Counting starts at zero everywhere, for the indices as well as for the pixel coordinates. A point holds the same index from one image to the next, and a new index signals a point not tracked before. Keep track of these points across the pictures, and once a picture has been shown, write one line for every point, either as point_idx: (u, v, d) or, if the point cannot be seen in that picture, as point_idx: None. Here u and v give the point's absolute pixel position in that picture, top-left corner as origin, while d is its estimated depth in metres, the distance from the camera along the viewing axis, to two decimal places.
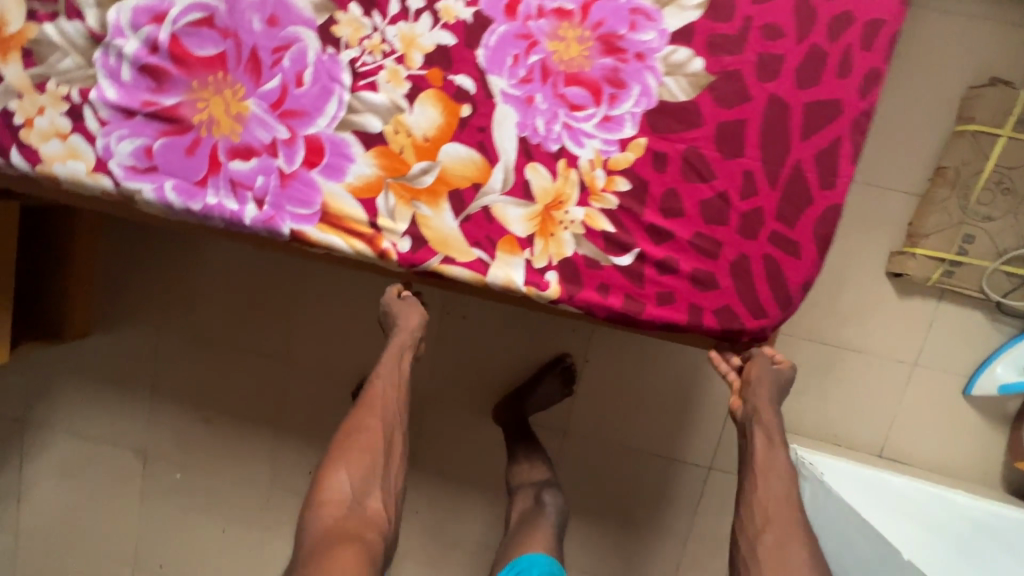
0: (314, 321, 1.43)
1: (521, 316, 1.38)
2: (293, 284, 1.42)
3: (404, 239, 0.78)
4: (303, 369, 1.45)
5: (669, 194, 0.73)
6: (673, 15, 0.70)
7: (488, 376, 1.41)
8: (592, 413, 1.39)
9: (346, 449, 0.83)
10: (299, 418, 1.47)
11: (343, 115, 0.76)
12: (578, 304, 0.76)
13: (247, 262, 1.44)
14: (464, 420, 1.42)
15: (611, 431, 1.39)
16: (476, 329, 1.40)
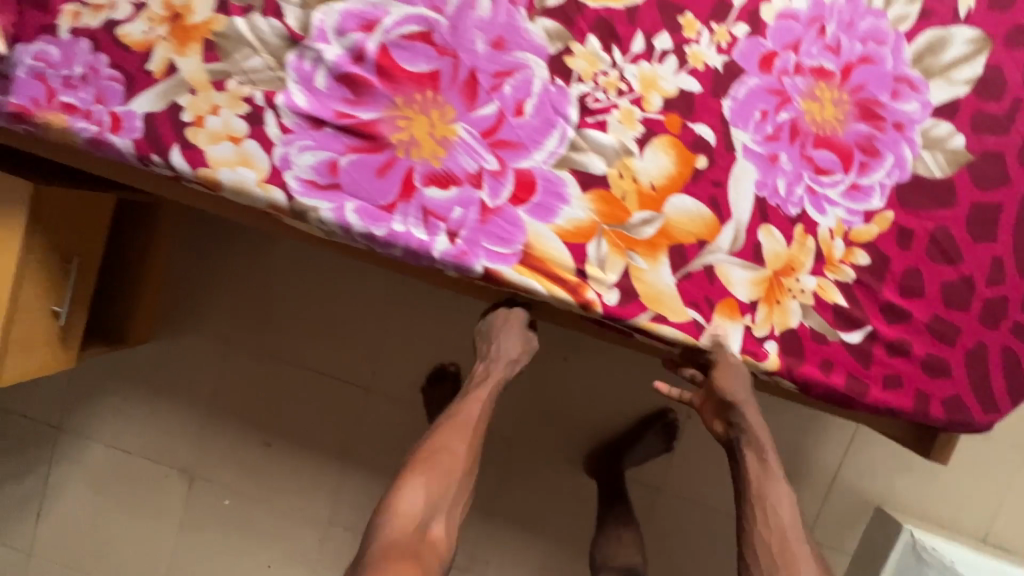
0: (401, 350, 1.34)
1: (624, 364, 1.32)
2: (385, 306, 1.34)
3: (613, 290, 0.71)
4: (384, 400, 1.36)
5: (911, 272, 0.68)
6: (939, 89, 0.66)
7: (582, 422, 1.34)
8: (688, 472, 1.32)
9: (421, 467, 0.78)
10: (374, 451, 1.37)
11: (564, 152, 0.70)
12: (795, 379, 0.70)
13: (337, 279, 1.34)
14: (552, 467, 1.35)
15: (708, 491, 1.32)
16: (575, 372, 1.33)
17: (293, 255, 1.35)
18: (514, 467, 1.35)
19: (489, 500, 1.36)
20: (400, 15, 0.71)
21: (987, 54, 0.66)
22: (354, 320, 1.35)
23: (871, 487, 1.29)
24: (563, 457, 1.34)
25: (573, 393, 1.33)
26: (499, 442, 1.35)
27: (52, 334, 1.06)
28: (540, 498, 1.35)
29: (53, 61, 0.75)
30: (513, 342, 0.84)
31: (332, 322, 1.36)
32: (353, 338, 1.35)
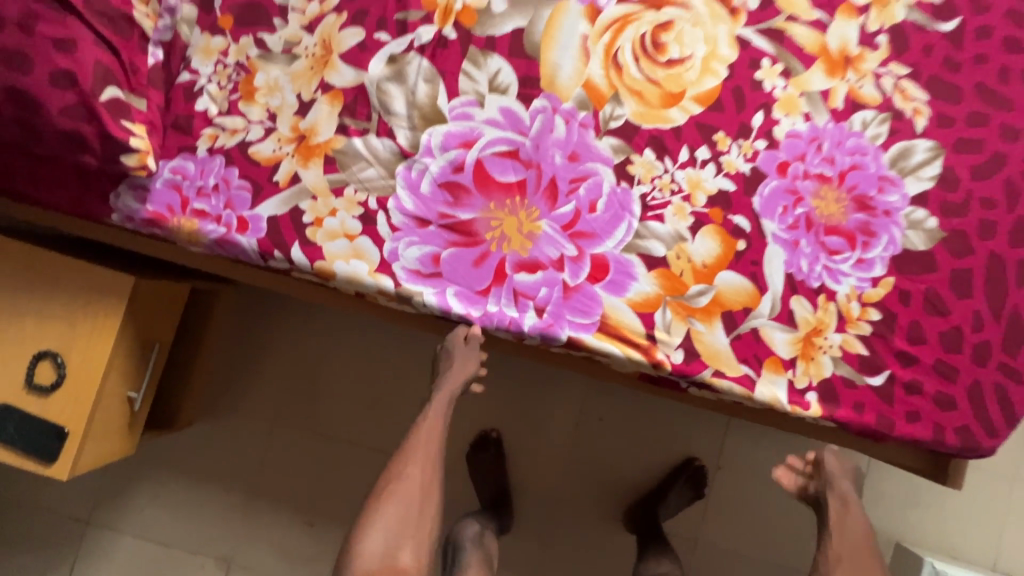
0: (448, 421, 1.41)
1: (655, 420, 1.42)
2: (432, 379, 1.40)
3: (678, 351, 0.85)
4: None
5: (914, 325, 0.85)
6: (912, 184, 0.87)
7: (620, 480, 1.41)
8: (723, 522, 1.40)
9: (378, 509, 0.84)
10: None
11: (630, 239, 0.86)
12: (835, 420, 0.84)
13: (382, 353, 1.42)
14: (594, 527, 1.40)
15: (743, 541, 1.40)
16: (613, 432, 1.41)
17: (339, 331, 1.43)
18: (559, 530, 1.40)
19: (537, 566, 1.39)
20: (492, 137, 0.88)
21: (942, 158, 0.87)
22: (399, 393, 1.41)
23: (888, 524, 1.40)
24: (606, 517, 1.40)
25: (612, 453, 1.41)
26: (543, 506, 1.41)
27: (124, 419, 1.09)
28: (587, 559, 1.39)
29: (190, 174, 0.87)
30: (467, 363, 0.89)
31: (376, 395, 1.42)
32: (398, 411, 1.41)
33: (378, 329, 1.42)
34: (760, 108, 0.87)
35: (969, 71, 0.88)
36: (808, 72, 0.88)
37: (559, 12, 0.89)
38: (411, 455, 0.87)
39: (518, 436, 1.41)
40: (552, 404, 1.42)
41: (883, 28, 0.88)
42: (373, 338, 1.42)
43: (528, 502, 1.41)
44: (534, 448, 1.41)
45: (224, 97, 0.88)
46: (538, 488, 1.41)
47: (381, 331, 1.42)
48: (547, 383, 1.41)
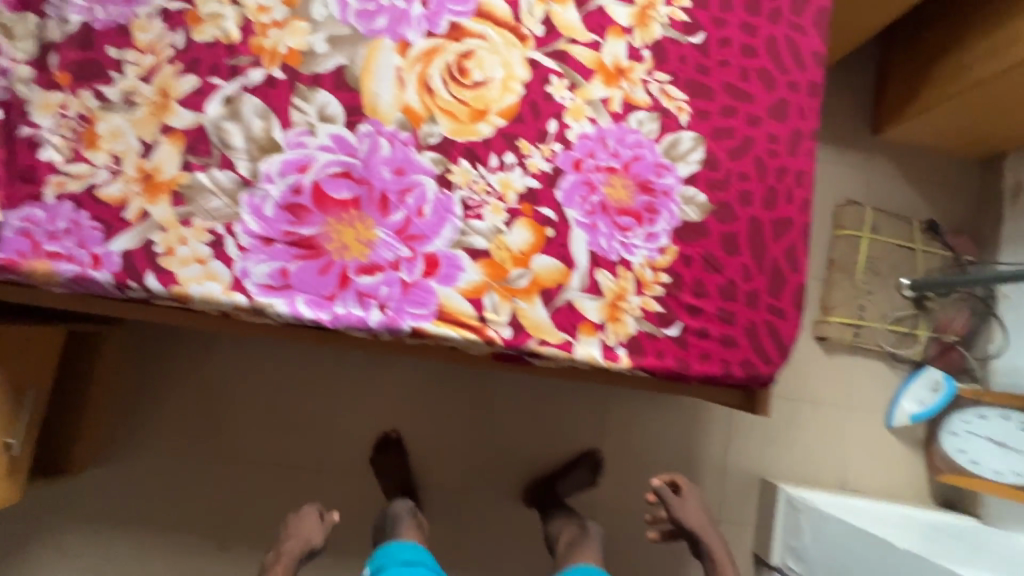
0: (350, 428, 1.49)
1: (542, 400, 1.55)
2: (330, 390, 1.49)
3: (506, 327, 0.99)
4: (340, 478, 1.47)
5: (697, 282, 1.03)
6: (683, 167, 1.05)
7: (517, 460, 1.53)
8: (614, 484, 1.56)
9: None
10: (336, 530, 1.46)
11: (456, 237, 1.00)
12: (643, 368, 1.00)
13: (277, 373, 1.48)
14: (498, 507, 1.52)
15: (634, 498, 1.56)
16: (506, 417, 1.54)
17: (232, 358, 1.48)
18: (468, 514, 1.51)
19: (453, 549, 1.50)
20: (326, 160, 0.99)
21: (704, 144, 1.06)
22: (300, 408, 1.48)
23: (752, 463, 1.60)
24: (510, 496, 1.52)
25: (508, 437, 1.53)
26: (451, 495, 1.51)
27: (3, 466, 1.11)
28: (496, 538, 1.51)
29: (39, 220, 0.93)
30: (312, 529, 1.20)
31: (277, 414, 1.48)
32: (301, 426, 1.48)
33: (272, 350, 1.49)
34: (553, 117, 1.04)
35: (717, 73, 1.08)
36: (589, 83, 1.05)
37: (374, 49, 1.02)
38: None
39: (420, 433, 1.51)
40: (447, 399, 1.52)
41: (646, 44, 1.08)
42: (266, 360, 1.48)
43: (435, 494, 1.50)
44: (435, 443, 1.51)
45: (68, 146, 0.95)
46: (444, 480, 1.51)
47: (275, 351, 1.49)
48: (439, 379, 1.52)
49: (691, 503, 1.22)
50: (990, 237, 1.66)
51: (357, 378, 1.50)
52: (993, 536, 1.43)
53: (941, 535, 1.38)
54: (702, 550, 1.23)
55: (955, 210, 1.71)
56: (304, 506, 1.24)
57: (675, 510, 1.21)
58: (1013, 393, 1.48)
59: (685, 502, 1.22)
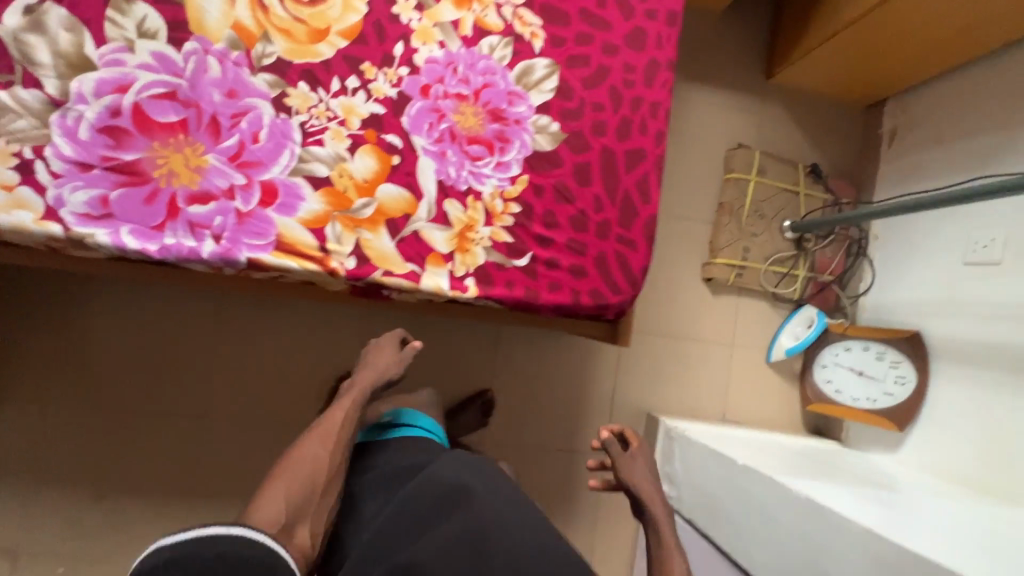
0: (229, 375, 1.43)
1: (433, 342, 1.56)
2: (204, 335, 1.41)
3: (350, 258, 0.97)
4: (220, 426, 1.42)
5: (548, 213, 1.03)
6: (536, 96, 1.04)
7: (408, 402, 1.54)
8: (507, 422, 1.60)
9: (281, 471, 0.77)
10: (219, 478, 1.42)
11: (295, 164, 0.96)
12: (491, 298, 1.01)
13: (149, 315, 1.39)
14: None
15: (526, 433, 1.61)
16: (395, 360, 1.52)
17: (95, 305, 1.37)
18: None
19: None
20: (148, 80, 0.92)
21: (558, 73, 1.05)
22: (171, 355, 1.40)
23: (640, 398, 1.67)
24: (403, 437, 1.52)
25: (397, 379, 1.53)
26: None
27: None
28: None
29: None
30: (386, 358, 1.00)
31: (149, 361, 1.39)
32: (174, 374, 1.40)
33: (138, 295, 1.39)
34: (399, 40, 0.99)
35: None
36: (438, 5, 1.01)
37: None
38: (326, 429, 0.84)
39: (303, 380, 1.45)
40: (340, 335, 1.46)
41: None
42: (136, 306, 1.39)
43: None
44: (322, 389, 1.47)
45: None
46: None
47: (140, 295, 1.39)
48: (320, 324, 1.46)
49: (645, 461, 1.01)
50: (868, 181, 1.73)
51: (241, 318, 1.43)
52: (852, 458, 1.55)
53: (806, 458, 1.48)
54: (646, 519, 0.96)
55: (839, 156, 1.77)
56: (376, 338, 1.05)
57: (621, 467, 0.99)
58: (875, 327, 1.58)
59: (639, 460, 1.00)
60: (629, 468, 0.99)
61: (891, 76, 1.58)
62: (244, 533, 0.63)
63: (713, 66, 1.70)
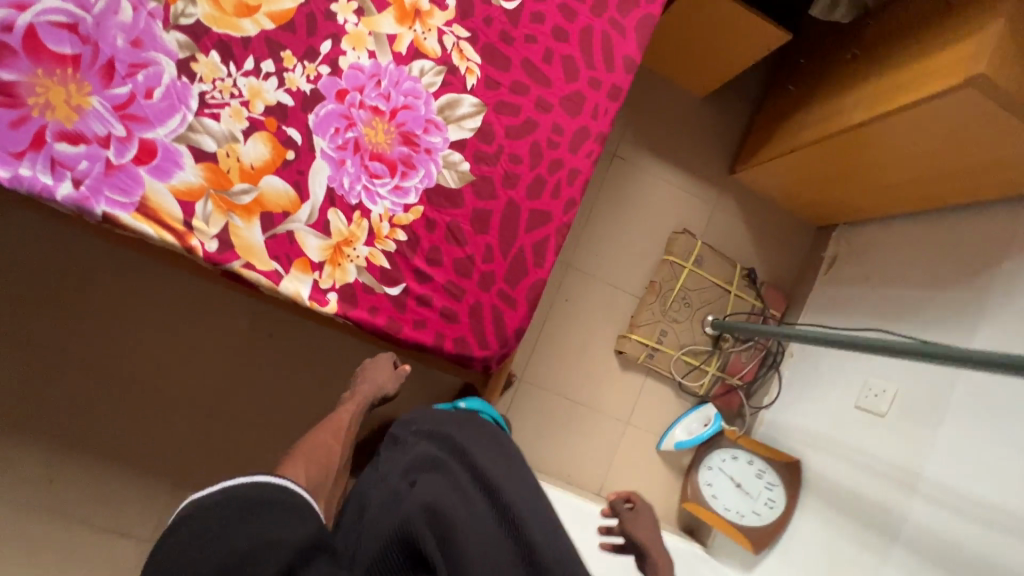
0: (81, 321, 1.29)
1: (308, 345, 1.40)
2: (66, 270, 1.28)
3: (213, 240, 0.92)
4: (55, 374, 1.28)
5: (434, 249, 1.00)
6: (454, 131, 1.01)
7: (270, 397, 1.38)
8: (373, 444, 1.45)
9: (298, 454, 0.88)
10: (32, 432, 1.26)
11: (183, 131, 0.92)
12: (350, 319, 0.97)
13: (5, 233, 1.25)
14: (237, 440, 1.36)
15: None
16: (269, 355, 1.38)
17: None
18: (202, 449, 1.35)
19: (172, 485, 1.32)
20: (50, 5, 0.88)
21: (483, 115, 1.02)
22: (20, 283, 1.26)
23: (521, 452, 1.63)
24: (255, 441, 1.37)
25: (266, 378, 1.38)
26: (186, 424, 1.34)
27: None
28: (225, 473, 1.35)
29: None
30: (382, 372, 1.11)
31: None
32: (19, 303, 1.26)
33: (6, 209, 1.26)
34: (328, 38, 0.96)
35: (520, 46, 1.04)
36: (379, 15, 0.98)
37: None
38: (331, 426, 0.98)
39: (164, 348, 1.33)
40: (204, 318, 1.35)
41: None
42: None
43: (168, 413, 1.33)
44: (180, 360, 1.34)
45: None
46: (179, 403, 1.34)
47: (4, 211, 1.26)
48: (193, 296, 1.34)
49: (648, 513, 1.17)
50: (800, 299, 1.73)
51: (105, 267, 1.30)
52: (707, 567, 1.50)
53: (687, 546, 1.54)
54: (645, 562, 1.09)
55: (779, 267, 1.77)
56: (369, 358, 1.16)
57: (625, 525, 1.15)
58: (764, 444, 1.57)
59: (640, 512, 1.16)
60: (635, 522, 1.15)
61: (843, 204, 1.59)
62: (271, 481, 0.64)
63: (680, 147, 1.70)
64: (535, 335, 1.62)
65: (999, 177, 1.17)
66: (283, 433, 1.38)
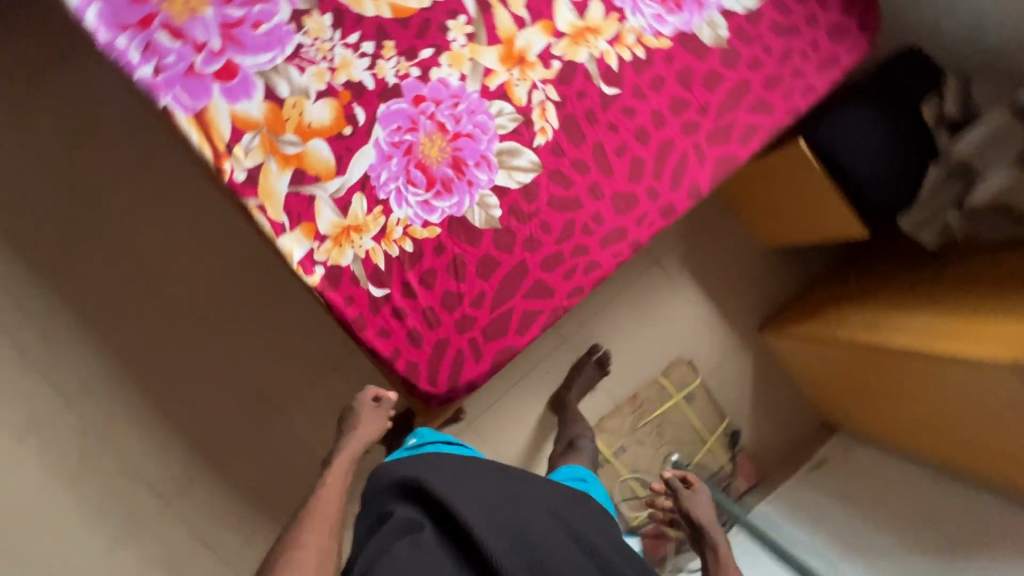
0: (98, 178, 1.27)
1: (291, 298, 1.40)
2: (111, 126, 1.27)
3: (242, 171, 0.94)
4: (48, 211, 1.25)
5: (430, 272, 1.00)
6: (502, 176, 1.02)
7: (231, 326, 1.37)
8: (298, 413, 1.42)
9: None
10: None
11: (267, 68, 0.96)
12: (323, 298, 0.96)
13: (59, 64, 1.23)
14: (179, 350, 1.35)
15: (306, 449, 1.43)
16: (254, 291, 1.38)
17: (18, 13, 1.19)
18: (150, 344, 1.33)
19: (104, 363, 1.31)
20: None
21: (536, 175, 1.03)
22: (62, 117, 1.24)
23: None
24: (202, 360, 1.36)
25: (236, 307, 1.37)
26: (145, 314, 1.32)
27: None
28: (154, 374, 1.34)
29: None
30: (370, 424, 0.98)
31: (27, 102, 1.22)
32: (48, 133, 1.24)
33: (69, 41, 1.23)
34: (431, 47, 1.00)
35: (598, 130, 1.05)
36: (486, 47, 1.02)
37: None
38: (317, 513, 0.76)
39: (162, 236, 1.32)
40: (209, 228, 1.34)
41: (562, 57, 1.04)
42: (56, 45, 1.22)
43: (131, 294, 1.31)
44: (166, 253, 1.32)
45: None
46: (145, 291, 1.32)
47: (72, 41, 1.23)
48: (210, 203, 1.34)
49: (706, 498, 1.08)
50: (771, 482, 1.64)
51: (140, 139, 1.29)
52: None
53: None
54: (704, 542, 1.03)
55: (764, 441, 1.68)
56: (356, 396, 1.02)
57: (682, 502, 1.08)
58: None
59: (700, 495, 1.09)
60: (694, 503, 1.07)
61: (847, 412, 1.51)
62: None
63: (723, 282, 1.65)
64: (502, 391, 1.53)
65: (993, 463, 1.14)
66: (231, 364, 1.38)
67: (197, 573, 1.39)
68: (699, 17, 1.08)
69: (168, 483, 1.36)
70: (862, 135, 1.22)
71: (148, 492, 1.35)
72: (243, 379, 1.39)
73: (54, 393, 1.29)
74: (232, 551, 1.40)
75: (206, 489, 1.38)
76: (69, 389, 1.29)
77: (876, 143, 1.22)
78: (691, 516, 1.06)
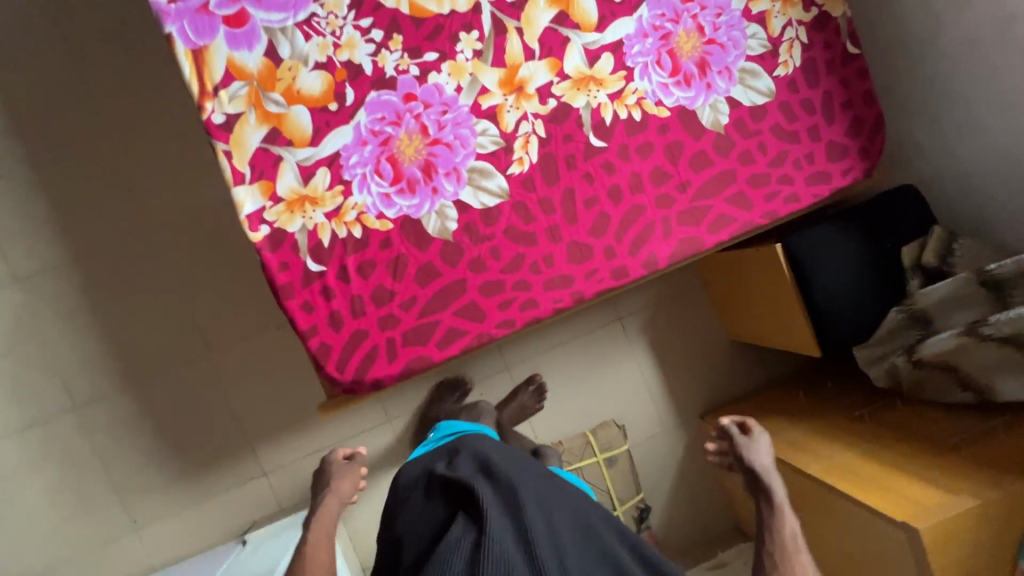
0: (107, 85, 1.31)
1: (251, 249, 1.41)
2: (135, 40, 1.31)
3: (221, 115, 0.96)
4: (51, 101, 1.29)
5: (370, 262, 1.01)
6: (467, 193, 1.03)
7: (188, 257, 1.38)
8: (225, 360, 1.42)
9: None
10: None
11: (275, 27, 0.97)
12: (260, 256, 0.98)
13: None
14: (131, 266, 1.36)
15: (225, 398, 1.42)
16: (220, 231, 1.39)
17: None
18: (107, 252, 1.35)
19: (55, 256, 1.33)
20: None
21: (500, 202, 1.04)
22: (94, 17, 1.29)
23: None
24: (152, 282, 1.37)
25: (196, 242, 1.38)
26: (111, 221, 1.34)
27: None
28: (99, 281, 1.35)
29: None
30: (346, 479, 1.07)
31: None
32: (75, 32, 1.29)
33: None
34: (436, 53, 1.02)
35: (573, 177, 1.06)
36: (489, 67, 1.03)
37: None
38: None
39: (148, 155, 1.34)
40: (195, 161, 1.36)
41: (560, 98, 1.05)
42: None
43: (103, 200, 1.33)
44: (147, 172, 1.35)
45: None
46: (117, 200, 1.34)
47: None
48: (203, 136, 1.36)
49: (764, 442, 1.03)
50: None
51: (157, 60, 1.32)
52: None
53: None
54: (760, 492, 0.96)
55: (675, 527, 1.65)
56: (329, 454, 1.11)
57: (739, 450, 1.03)
58: None
59: (756, 442, 1.03)
60: (752, 449, 1.02)
61: None
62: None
63: (679, 359, 1.63)
64: (430, 398, 1.50)
65: None
66: (178, 294, 1.38)
67: (82, 483, 1.38)
68: (704, 98, 1.09)
69: (83, 391, 1.36)
70: (840, 256, 1.21)
71: (60, 392, 1.36)
72: (183, 311, 1.39)
73: (5, 270, 1.31)
74: (123, 473, 1.40)
75: (116, 407, 1.38)
76: (20, 271, 1.32)
77: (849, 269, 1.21)
78: (748, 465, 1.00)
